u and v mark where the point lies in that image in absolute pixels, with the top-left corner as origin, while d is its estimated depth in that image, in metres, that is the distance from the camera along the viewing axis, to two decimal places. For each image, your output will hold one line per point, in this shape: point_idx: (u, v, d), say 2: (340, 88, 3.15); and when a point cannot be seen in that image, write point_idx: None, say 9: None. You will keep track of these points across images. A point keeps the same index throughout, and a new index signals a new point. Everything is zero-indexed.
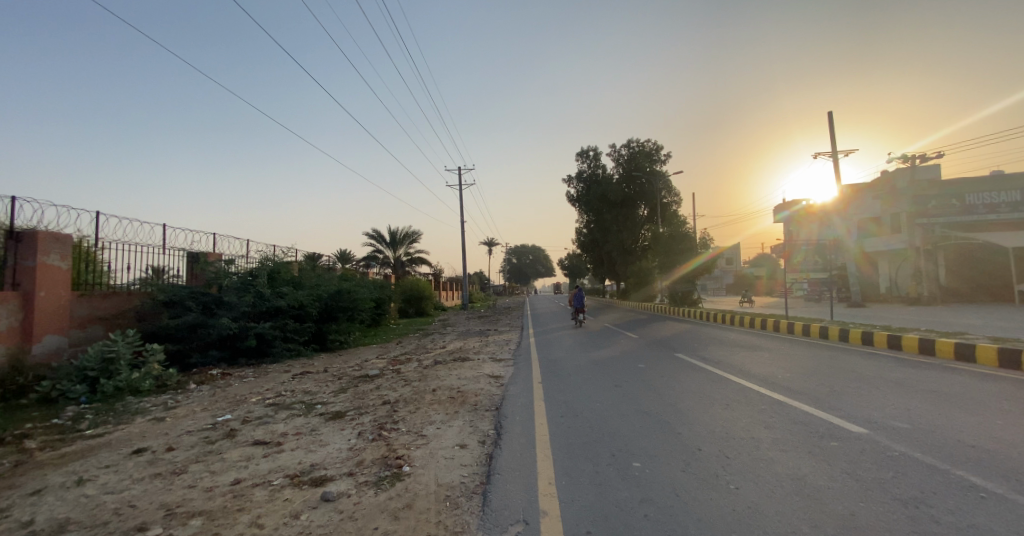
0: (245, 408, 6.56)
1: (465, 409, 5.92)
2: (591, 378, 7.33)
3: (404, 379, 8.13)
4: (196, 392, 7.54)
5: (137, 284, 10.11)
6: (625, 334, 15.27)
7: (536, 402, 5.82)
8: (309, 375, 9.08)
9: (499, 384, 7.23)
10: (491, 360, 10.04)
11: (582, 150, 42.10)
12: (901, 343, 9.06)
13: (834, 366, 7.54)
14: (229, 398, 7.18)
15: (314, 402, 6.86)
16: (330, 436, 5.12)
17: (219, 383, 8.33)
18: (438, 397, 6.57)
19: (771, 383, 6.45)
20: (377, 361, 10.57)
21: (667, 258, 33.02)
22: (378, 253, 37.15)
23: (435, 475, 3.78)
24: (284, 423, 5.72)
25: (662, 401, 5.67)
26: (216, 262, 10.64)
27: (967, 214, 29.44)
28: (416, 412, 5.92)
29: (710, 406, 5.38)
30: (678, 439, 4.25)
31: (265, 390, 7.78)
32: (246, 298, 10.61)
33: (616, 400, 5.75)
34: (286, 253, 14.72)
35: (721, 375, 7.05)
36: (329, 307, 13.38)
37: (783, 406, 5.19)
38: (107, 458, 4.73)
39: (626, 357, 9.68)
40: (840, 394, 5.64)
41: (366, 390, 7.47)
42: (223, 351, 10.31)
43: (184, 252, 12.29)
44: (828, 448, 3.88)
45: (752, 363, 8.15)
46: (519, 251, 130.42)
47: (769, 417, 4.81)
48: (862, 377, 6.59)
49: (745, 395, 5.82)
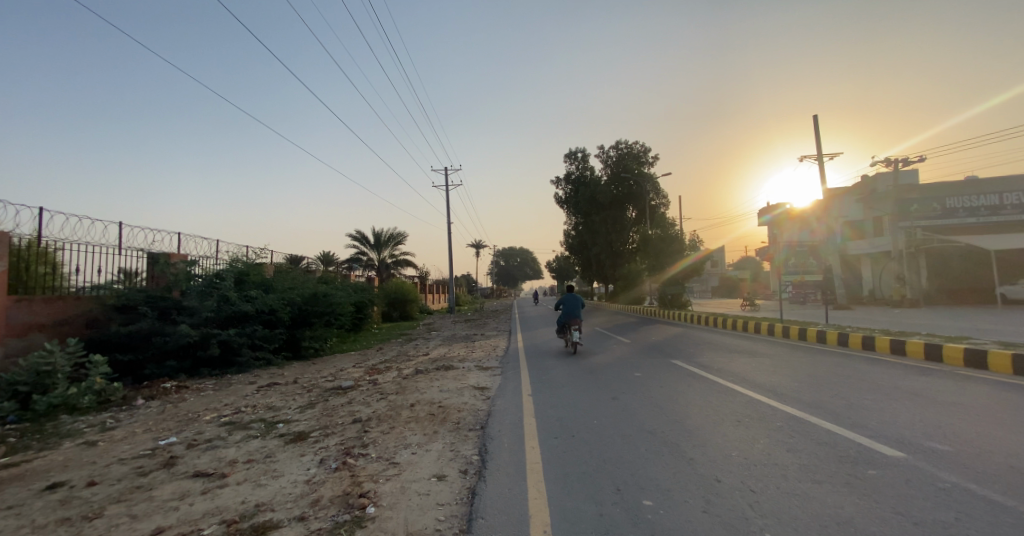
0: (194, 428, 5.77)
1: (445, 428, 5.25)
2: (585, 390, 6.71)
3: (380, 392, 7.41)
4: (141, 411, 6.68)
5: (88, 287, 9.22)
6: (616, 338, 14.73)
7: (527, 420, 5.19)
8: (276, 387, 8.28)
9: (484, 398, 6.55)
10: (476, 368, 9.41)
11: (571, 151, 41.98)
12: (904, 348, 8.68)
13: (842, 374, 7.07)
14: (179, 416, 6.36)
15: (277, 420, 6.11)
16: (286, 464, 4.38)
17: (172, 397, 7.49)
18: (416, 414, 5.88)
19: (779, 394, 5.96)
20: (353, 371, 9.81)
21: (656, 260, 32.74)
22: (362, 255, 36.18)
23: (404, 520, 3.10)
24: (236, 448, 4.96)
25: (666, 417, 5.10)
26: (177, 263, 9.82)
27: (945, 217, 29.99)
28: (390, 432, 5.22)
29: (721, 423, 4.82)
30: (693, 468, 3.67)
31: (224, 405, 6.98)
32: (209, 303, 9.77)
33: (615, 417, 5.17)
34: (258, 255, 13.87)
35: (725, 386, 6.53)
36: (303, 312, 12.58)
37: (800, 422, 4.68)
38: (11, 497, 3.93)
39: (620, 364, 9.15)
40: (857, 407, 5.16)
41: (336, 406, 6.73)
42: (183, 362, 9.38)
43: (146, 253, 11.46)
44: (864, 478, 3.35)
45: (755, 371, 7.64)
46: (506, 253, 129.49)
47: (787, 436, 4.29)
48: (876, 386, 6.12)
49: (756, 408, 5.30)
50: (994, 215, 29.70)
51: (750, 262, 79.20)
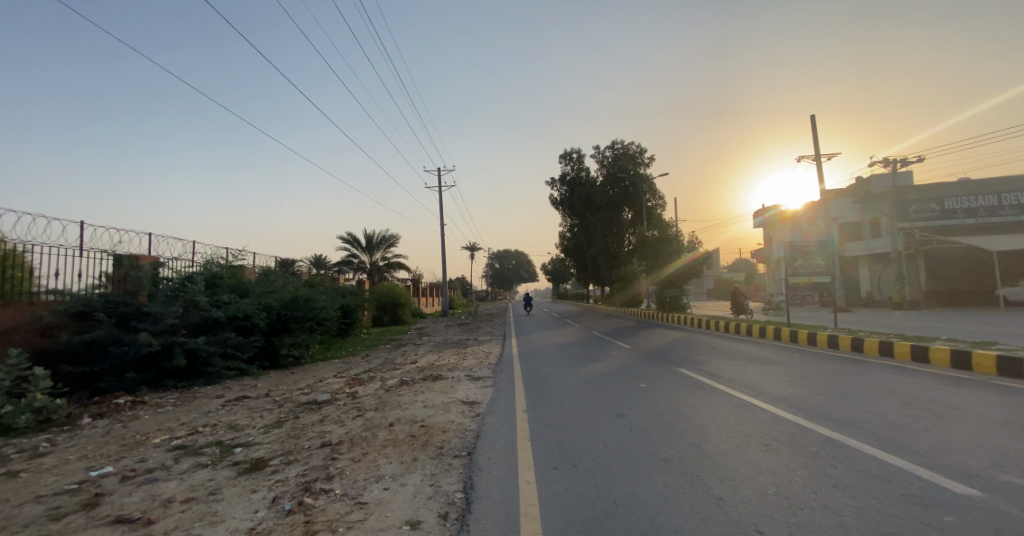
0: (137, 455, 5.02)
1: (426, 454, 4.53)
2: (585, 406, 6.02)
3: (357, 408, 6.67)
4: (84, 432, 5.91)
5: (48, 293, 8.40)
6: (615, 343, 14.05)
7: (521, 445, 4.50)
8: (243, 402, 7.51)
9: (474, 415, 5.83)
10: (466, 378, 8.69)
11: (566, 152, 41.52)
12: (928, 356, 8.03)
13: (868, 384, 6.42)
14: (125, 439, 5.61)
15: (236, 443, 5.36)
16: (231, 505, 3.64)
17: (123, 415, 6.70)
18: (394, 436, 5.15)
19: (804, 410, 5.27)
20: (332, 382, 9.04)
21: (653, 262, 32.18)
22: (353, 257, 35.35)
23: None
24: (178, 482, 4.20)
25: (682, 440, 4.41)
26: (143, 265, 9.09)
27: (943, 219, 29.26)
28: (361, 460, 4.48)
29: (747, 446, 4.15)
30: (726, 514, 2.95)
31: (180, 425, 6.20)
32: (174, 309, 8.98)
33: (622, 440, 4.48)
34: (237, 257, 13.12)
35: (741, 400, 5.82)
36: (282, 318, 11.82)
37: (837, 446, 4.00)
38: None
39: (622, 372, 8.48)
40: (900, 427, 4.48)
41: (307, 425, 5.98)
42: (144, 374, 8.57)
43: (112, 254, 10.64)
44: (944, 528, 2.64)
45: (770, 382, 6.95)
46: (500, 255, 128.72)
47: (828, 465, 3.60)
48: (912, 400, 5.45)
49: (782, 427, 4.63)
50: (991, 217, 29.04)
51: (743, 264, 79.15)
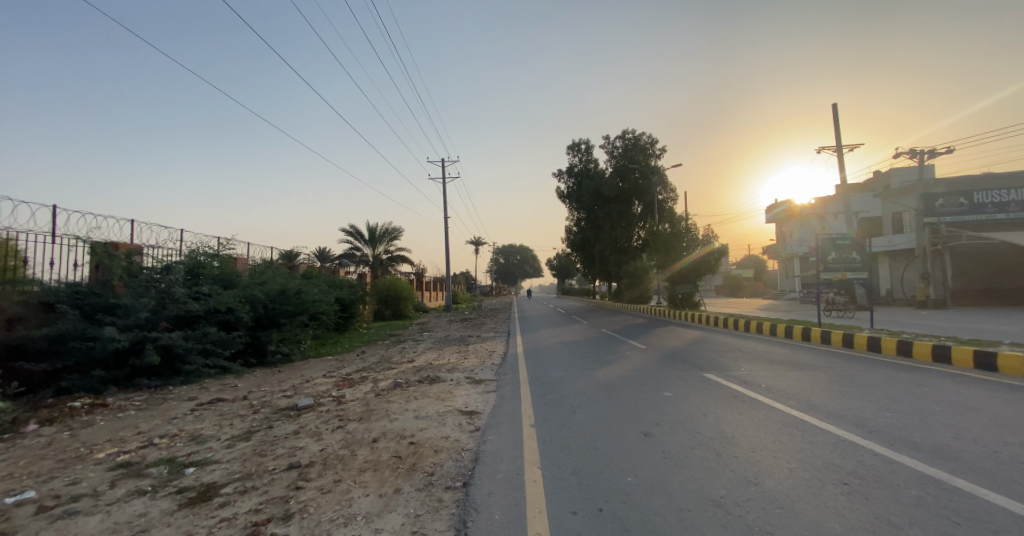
0: (70, 476, 4.20)
1: (411, 485, 3.64)
2: (604, 420, 5.14)
3: (340, 417, 5.81)
4: (24, 443, 5.12)
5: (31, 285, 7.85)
6: (627, 343, 13.12)
7: (529, 477, 3.60)
8: (217, 406, 6.70)
9: (473, 431, 4.97)
10: (466, 381, 7.81)
11: (573, 143, 40.38)
12: (997, 364, 7.00)
13: (942, 398, 5.41)
14: (64, 453, 4.80)
15: (190, 461, 4.51)
16: None
17: (74, 423, 5.88)
18: (377, 457, 4.27)
19: (876, 432, 4.31)
20: (320, 383, 8.21)
21: (666, 257, 30.70)
22: (355, 250, 34.56)
23: None
24: (102, 518, 3.37)
25: (734, 473, 3.51)
26: (117, 253, 8.25)
27: (973, 213, 27.67)
28: (331, 490, 3.61)
29: (822, 485, 3.21)
30: None
31: (133, 436, 5.35)
32: (146, 301, 8.16)
33: (658, 473, 3.57)
34: (227, 247, 12.39)
35: (791, 417, 4.89)
36: (270, 312, 11.11)
37: (944, 489, 3.05)
38: None
39: (641, 377, 7.59)
40: (1015, 458, 3.53)
41: (278, 437, 5.12)
42: (114, 372, 7.85)
43: (89, 240, 9.93)
44: None
45: (819, 393, 5.98)
46: (504, 248, 127.57)
47: (948, 522, 2.65)
48: (1012, 422, 4.45)
49: (856, 455, 3.72)
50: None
51: (752, 260, 77.79)
